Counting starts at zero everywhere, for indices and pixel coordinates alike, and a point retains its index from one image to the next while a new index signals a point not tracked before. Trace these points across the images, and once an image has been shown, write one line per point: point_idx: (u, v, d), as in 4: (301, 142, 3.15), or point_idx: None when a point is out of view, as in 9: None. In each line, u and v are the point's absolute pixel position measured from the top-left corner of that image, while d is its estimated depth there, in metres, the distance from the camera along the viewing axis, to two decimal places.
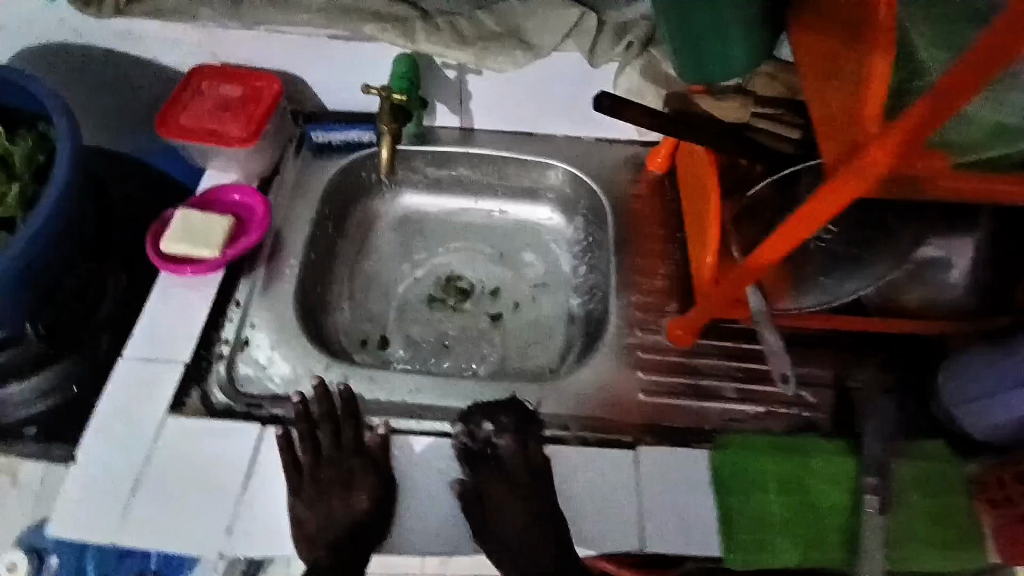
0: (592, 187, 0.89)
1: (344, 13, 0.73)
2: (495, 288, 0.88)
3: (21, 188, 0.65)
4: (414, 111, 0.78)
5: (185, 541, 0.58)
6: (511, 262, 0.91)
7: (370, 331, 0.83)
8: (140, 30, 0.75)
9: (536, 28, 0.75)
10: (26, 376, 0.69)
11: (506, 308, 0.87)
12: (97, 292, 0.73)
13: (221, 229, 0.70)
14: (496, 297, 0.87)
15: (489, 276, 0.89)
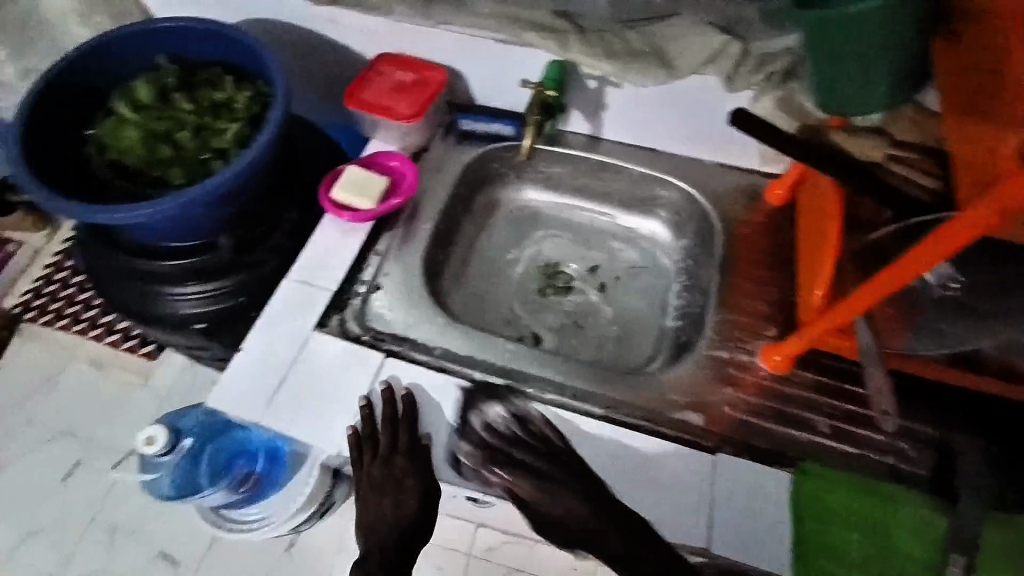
0: (706, 207, 0.93)
1: (513, 21, 0.83)
2: (595, 265, 0.98)
3: (237, 128, 0.79)
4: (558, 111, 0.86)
5: (312, 436, 0.72)
6: (597, 245, 0.99)
7: (523, 330, 0.91)
8: (341, 19, 0.90)
9: (681, 52, 0.80)
10: (208, 281, 0.84)
11: (607, 280, 0.96)
12: (272, 224, 0.85)
13: (376, 187, 0.82)
14: (595, 274, 0.97)
15: (581, 257, 0.98)
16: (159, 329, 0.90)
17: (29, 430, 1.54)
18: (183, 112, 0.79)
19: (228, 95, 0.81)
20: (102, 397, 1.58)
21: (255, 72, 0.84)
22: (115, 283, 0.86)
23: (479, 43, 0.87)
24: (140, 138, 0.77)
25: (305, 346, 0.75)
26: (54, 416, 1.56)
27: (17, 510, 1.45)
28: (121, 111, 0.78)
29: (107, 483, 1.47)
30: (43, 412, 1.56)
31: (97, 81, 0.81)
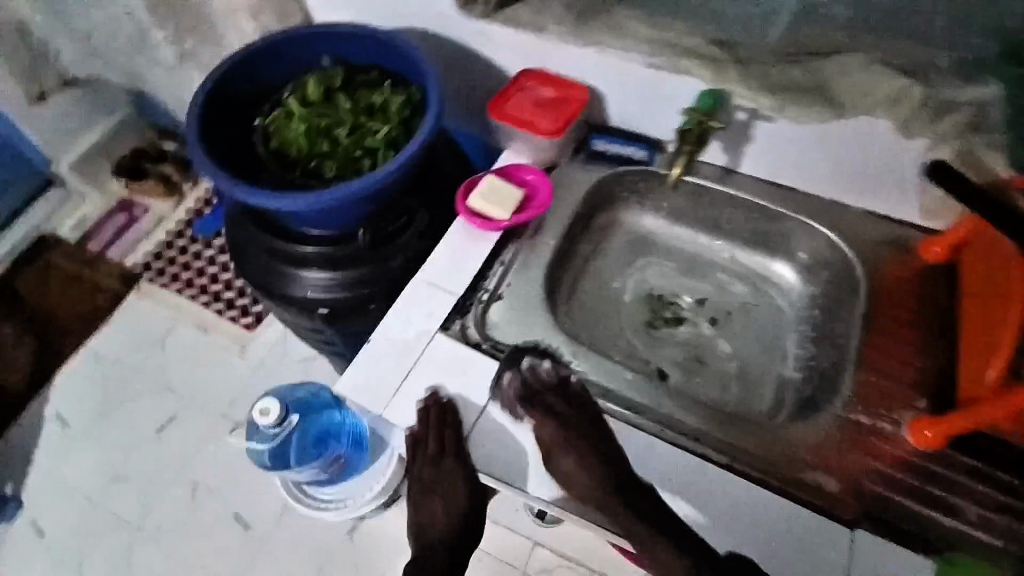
0: (848, 256, 0.87)
1: (669, 46, 0.82)
2: (702, 298, 0.94)
3: (389, 131, 0.83)
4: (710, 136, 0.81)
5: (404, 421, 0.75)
6: (704, 276, 0.96)
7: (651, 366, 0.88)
8: (492, 33, 0.94)
9: (848, 90, 0.75)
10: (337, 270, 0.87)
11: (719, 315, 0.93)
12: (405, 223, 0.88)
13: (513, 197, 0.84)
14: (704, 308, 0.93)
15: (686, 288, 0.95)
16: (284, 309, 0.94)
17: (135, 380, 1.67)
18: (343, 111, 0.84)
19: (384, 98, 0.85)
20: (201, 360, 1.68)
21: (410, 79, 0.88)
22: (255, 262, 0.91)
23: (628, 65, 0.86)
24: (304, 131, 0.82)
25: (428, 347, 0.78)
26: (157, 370, 1.68)
27: (116, 453, 1.57)
28: (290, 105, 0.83)
29: (196, 441, 1.57)
30: (149, 365, 1.68)
31: (269, 74, 0.86)
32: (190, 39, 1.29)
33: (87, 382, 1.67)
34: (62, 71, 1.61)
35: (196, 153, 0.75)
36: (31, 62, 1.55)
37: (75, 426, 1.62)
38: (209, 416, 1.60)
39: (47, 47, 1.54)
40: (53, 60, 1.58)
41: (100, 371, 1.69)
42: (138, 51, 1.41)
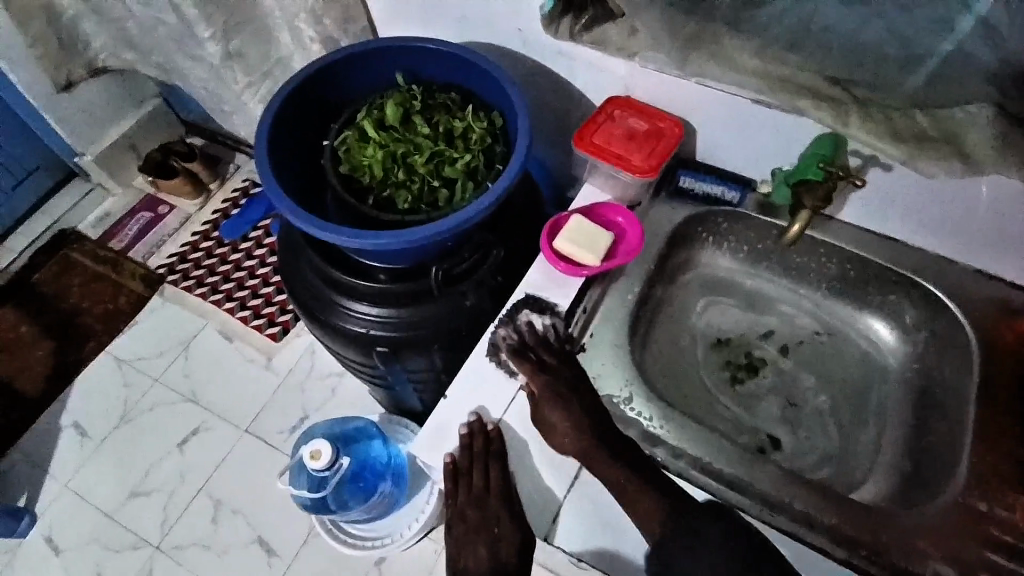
0: (957, 317, 0.80)
1: (783, 85, 0.74)
2: (771, 330, 0.89)
3: (472, 159, 0.77)
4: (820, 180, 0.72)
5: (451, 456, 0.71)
6: (765, 310, 0.90)
7: (762, 441, 0.80)
8: (577, 52, 0.87)
9: (982, 142, 0.68)
10: (403, 305, 0.81)
11: (789, 343, 0.88)
12: (480, 258, 0.80)
13: (604, 243, 0.76)
14: (773, 340, 0.88)
15: (751, 325, 0.89)
16: (338, 344, 0.88)
17: (156, 387, 1.60)
18: (421, 137, 0.77)
19: (465, 124, 0.78)
20: (225, 369, 1.62)
21: (490, 103, 0.82)
22: (313, 294, 0.84)
23: (729, 99, 0.79)
24: (380, 159, 0.75)
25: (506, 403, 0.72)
26: (179, 378, 1.61)
27: (137, 464, 1.52)
28: (364, 128, 0.76)
29: (219, 456, 1.51)
30: (170, 373, 1.62)
31: (339, 92, 0.81)
32: (236, 36, 1.22)
33: (108, 387, 1.62)
34: (92, 61, 1.53)
35: (267, 181, 0.69)
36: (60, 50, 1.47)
37: (94, 434, 1.56)
38: (233, 429, 1.54)
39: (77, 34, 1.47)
40: (82, 48, 1.50)
41: (121, 376, 1.63)
42: (177, 47, 1.35)
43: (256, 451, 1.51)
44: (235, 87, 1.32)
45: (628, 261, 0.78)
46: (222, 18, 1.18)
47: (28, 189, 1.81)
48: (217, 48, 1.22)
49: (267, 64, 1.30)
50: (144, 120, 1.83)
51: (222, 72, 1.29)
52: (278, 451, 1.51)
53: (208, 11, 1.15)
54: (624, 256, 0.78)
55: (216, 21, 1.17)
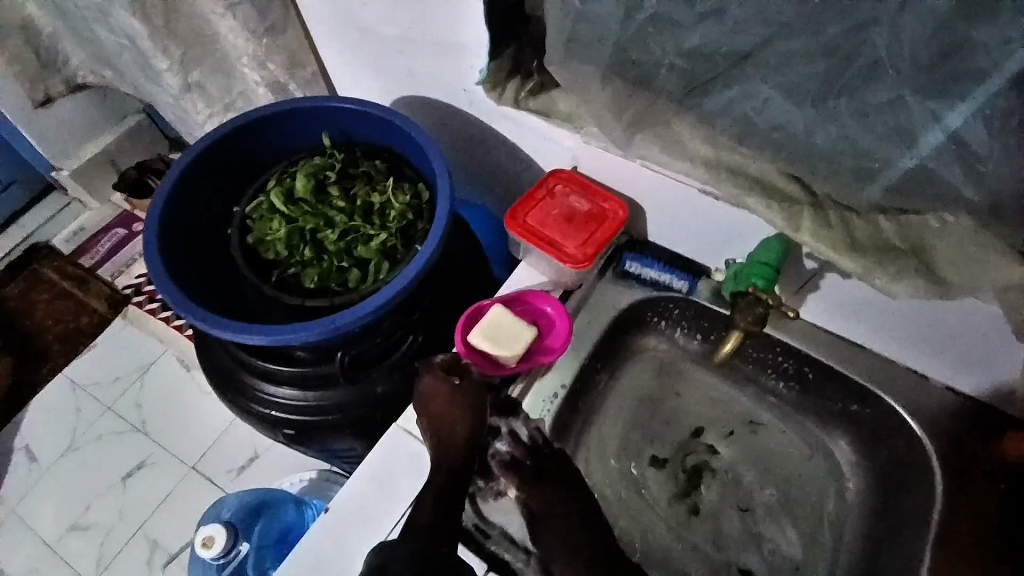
0: (920, 440, 0.71)
1: (731, 174, 0.63)
2: (700, 429, 0.81)
3: (386, 238, 0.70)
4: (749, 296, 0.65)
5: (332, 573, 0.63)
6: (716, 408, 0.82)
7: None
8: (521, 119, 0.80)
9: (954, 264, 0.57)
10: (307, 388, 0.74)
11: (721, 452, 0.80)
12: (395, 343, 0.74)
13: (526, 341, 0.70)
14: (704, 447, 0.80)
15: (687, 429, 0.81)
16: (247, 419, 0.81)
17: (104, 413, 1.47)
18: (334, 212, 0.71)
19: (385, 198, 0.72)
20: (179, 400, 1.48)
21: (418, 172, 0.76)
22: (219, 369, 0.78)
23: (677, 187, 0.72)
24: (285, 235, 0.69)
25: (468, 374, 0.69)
26: (130, 406, 1.48)
27: (75, 493, 1.40)
28: (272, 200, 0.70)
29: (160, 496, 1.38)
30: (122, 399, 1.48)
31: (253, 154, 0.76)
32: (194, 67, 1.09)
33: (56, 410, 1.49)
34: (73, 79, 1.24)
35: (151, 261, 0.63)
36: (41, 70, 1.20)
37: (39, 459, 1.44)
38: (179, 465, 1.41)
39: (56, 54, 1.19)
40: (63, 66, 1.21)
41: (71, 399, 1.49)
42: (142, 74, 1.17)
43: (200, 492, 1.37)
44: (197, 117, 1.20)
45: (551, 360, 0.72)
46: (178, 49, 1.05)
47: (14, 212, 1.66)
48: (176, 79, 1.09)
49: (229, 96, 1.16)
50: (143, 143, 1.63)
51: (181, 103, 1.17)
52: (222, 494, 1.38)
53: (162, 41, 1.03)
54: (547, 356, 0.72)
55: (172, 53, 1.05)
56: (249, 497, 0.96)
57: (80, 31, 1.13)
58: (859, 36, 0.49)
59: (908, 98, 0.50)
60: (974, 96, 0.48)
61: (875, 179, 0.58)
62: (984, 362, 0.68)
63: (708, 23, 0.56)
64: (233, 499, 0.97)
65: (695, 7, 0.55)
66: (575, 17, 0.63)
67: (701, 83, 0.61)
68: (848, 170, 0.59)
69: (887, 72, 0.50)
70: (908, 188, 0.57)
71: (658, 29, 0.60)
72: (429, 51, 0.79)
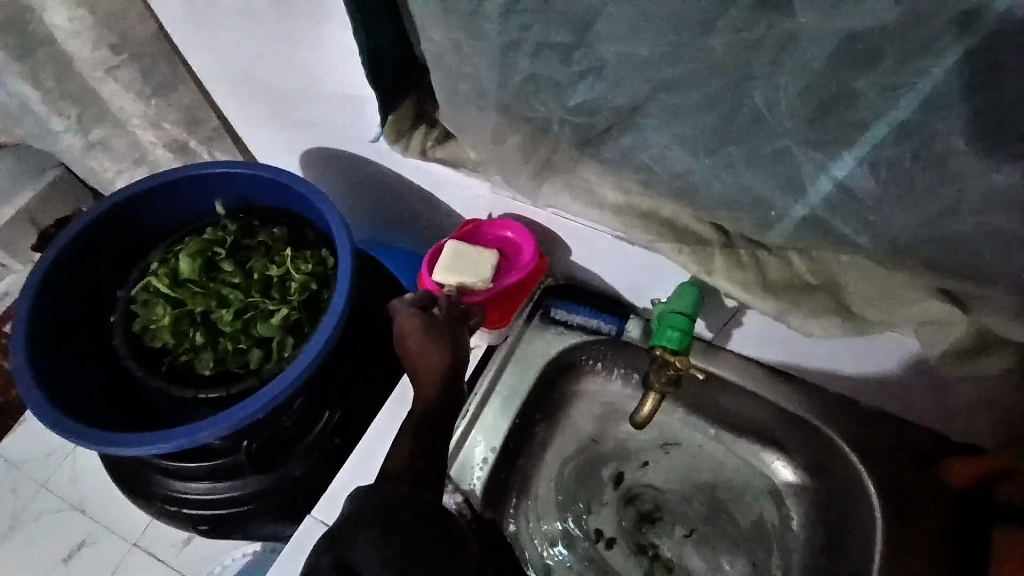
0: (858, 468, 0.69)
1: (646, 218, 0.63)
2: (622, 475, 0.77)
3: (288, 313, 0.66)
4: (663, 345, 0.63)
5: None
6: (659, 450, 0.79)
7: None
8: (430, 170, 0.76)
9: (863, 297, 0.57)
10: (216, 479, 0.68)
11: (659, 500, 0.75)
12: (311, 420, 0.70)
13: (490, 264, 0.68)
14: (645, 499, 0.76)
15: (628, 486, 0.77)
16: (162, 516, 0.75)
17: (38, 492, 1.13)
18: (228, 289, 0.67)
19: (284, 270, 0.68)
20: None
21: (323, 236, 0.71)
22: (123, 466, 0.73)
23: (593, 234, 0.69)
24: (171, 321, 0.64)
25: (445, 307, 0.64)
26: (67, 481, 1.15)
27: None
28: (156, 284, 0.65)
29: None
30: (58, 473, 1.14)
31: (138, 231, 0.71)
32: (96, 128, 0.91)
33: None
34: None
35: (19, 372, 0.58)
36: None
37: None
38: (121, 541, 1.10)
39: None
40: None
41: (5, 481, 1.15)
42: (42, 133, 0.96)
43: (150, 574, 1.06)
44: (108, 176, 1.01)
45: (524, 277, 0.70)
46: (74, 108, 0.87)
47: None
48: (76, 139, 0.92)
49: (139, 152, 0.97)
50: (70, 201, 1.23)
51: (87, 163, 0.98)
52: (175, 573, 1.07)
53: (55, 103, 0.86)
54: (511, 274, 0.71)
55: (68, 113, 0.88)
56: None
57: None
58: (738, 88, 0.47)
59: (793, 147, 0.48)
60: (857, 145, 0.46)
61: (777, 226, 0.55)
62: (911, 387, 0.66)
63: (588, 80, 0.53)
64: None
65: (571, 66, 0.52)
66: (455, 75, 0.60)
67: (598, 134, 0.58)
68: (751, 219, 0.56)
69: (770, 122, 0.48)
70: (807, 237, 0.55)
71: (541, 87, 0.56)
72: (326, 105, 0.75)
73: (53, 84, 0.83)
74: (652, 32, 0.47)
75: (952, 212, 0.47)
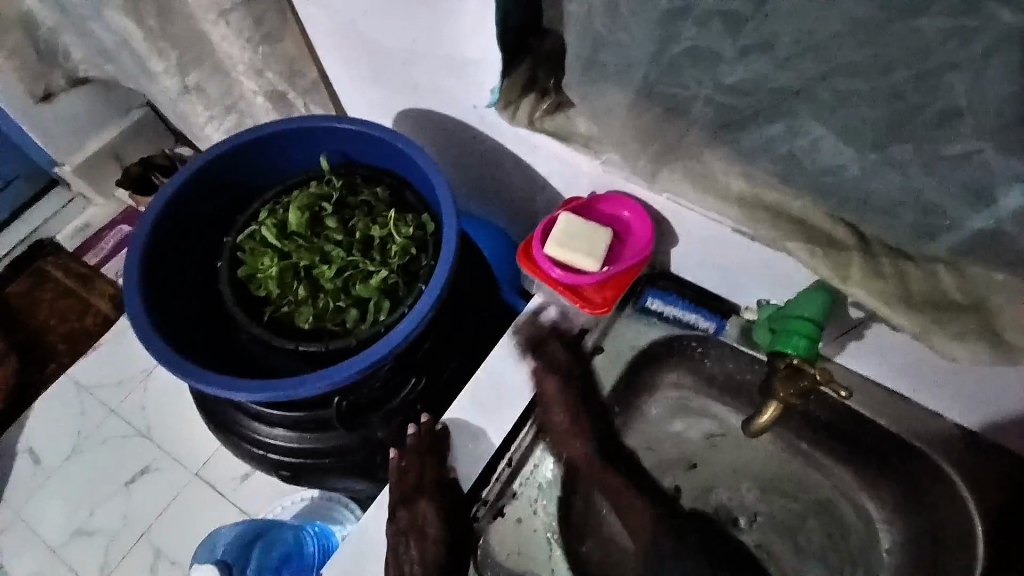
0: (960, 495, 0.64)
1: (772, 217, 0.57)
2: (679, 489, 0.74)
3: (387, 276, 0.65)
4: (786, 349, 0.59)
5: None
6: (743, 460, 0.74)
7: None
8: (536, 140, 0.72)
9: (1021, 323, 0.51)
10: (302, 430, 0.70)
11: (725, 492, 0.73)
12: (398, 385, 0.69)
13: (604, 241, 0.64)
14: (722, 502, 0.73)
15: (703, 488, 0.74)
16: (242, 456, 0.77)
17: (109, 418, 1.17)
18: (330, 246, 0.66)
19: (386, 232, 0.67)
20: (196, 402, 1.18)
21: (425, 201, 0.70)
22: (211, 406, 0.74)
23: (711, 226, 0.64)
24: (277, 273, 0.64)
25: (424, 503, 0.64)
26: (132, 410, 1.18)
27: (67, 499, 1.12)
28: (264, 233, 0.66)
29: (162, 504, 1.10)
30: (128, 403, 1.18)
31: (243, 180, 0.71)
32: (194, 71, 0.90)
33: (57, 418, 1.19)
34: (77, 74, 1.05)
35: (131, 307, 0.59)
36: (42, 66, 1.00)
37: (46, 462, 1.15)
38: (180, 473, 1.12)
39: (59, 49, 0.99)
40: (64, 60, 1.02)
41: (77, 404, 1.19)
42: (140, 72, 0.96)
43: (208, 508, 1.09)
44: (197, 120, 1.00)
45: (640, 260, 0.65)
46: (174, 49, 0.87)
47: (16, 211, 1.32)
48: (171, 82, 0.92)
49: (230, 98, 0.95)
50: (152, 136, 1.26)
51: (179, 105, 0.98)
52: (229, 507, 1.09)
53: (158, 42, 0.85)
54: (627, 255, 0.66)
55: (166, 54, 0.87)
56: (249, 525, 0.93)
57: (81, 24, 0.94)
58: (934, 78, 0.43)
59: (988, 151, 0.44)
60: None
61: (940, 236, 0.51)
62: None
63: (751, 58, 0.50)
64: (232, 527, 0.94)
65: (737, 41, 0.49)
66: (595, 44, 0.57)
67: (741, 117, 0.54)
68: (905, 225, 0.52)
69: (965, 120, 0.44)
70: (974, 249, 0.50)
71: (694, 62, 0.53)
72: (436, 67, 0.72)
73: (158, 23, 0.83)
74: (849, 8, 0.43)
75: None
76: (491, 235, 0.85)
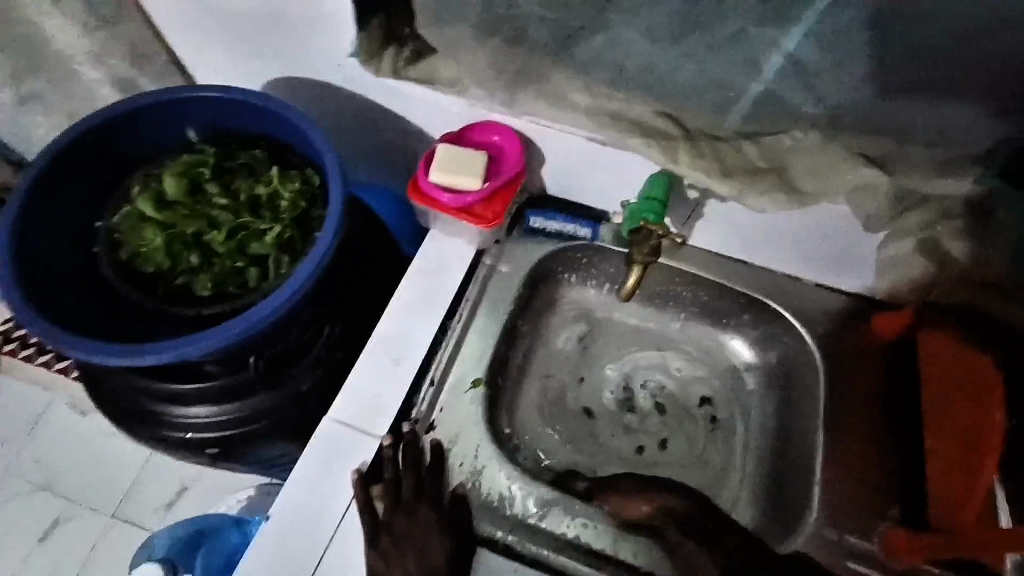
0: (799, 327, 0.78)
1: (613, 120, 0.67)
2: (589, 408, 0.82)
3: (282, 231, 0.67)
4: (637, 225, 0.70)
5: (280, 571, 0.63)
6: (636, 345, 0.85)
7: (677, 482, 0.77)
8: (403, 91, 0.75)
9: (806, 172, 0.64)
10: (223, 401, 0.70)
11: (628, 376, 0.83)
12: (314, 334, 0.72)
13: (479, 161, 0.71)
14: (625, 381, 0.83)
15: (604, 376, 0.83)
16: (166, 450, 0.76)
17: (3, 477, 1.07)
18: (217, 211, 0.67)
19: (272, 189, 0.68)
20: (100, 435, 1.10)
21: (305, 157, 0.72)
22: (119, 401, 0.72)
23: (570, 141, 0.72)
24: (164, 244, 0.64)
25: (422, 513, 0.66)
26: (28, 461, 1.08)
27: None
28: (141, 207, 0.66)
29: (86, 549, 1.03)
30: (20, 457, 1.08)
31: (111, 164, 0.70)
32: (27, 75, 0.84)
33: None
34: None
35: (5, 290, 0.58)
36: None
37: None
38: (98, 513, 1.05)
39: None
40: None
41: None
42: None
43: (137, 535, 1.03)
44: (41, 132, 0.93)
45: (515, 174, 0.73)
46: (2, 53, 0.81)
47: None
48: None
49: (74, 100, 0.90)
50: None
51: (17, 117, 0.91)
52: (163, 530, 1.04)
53: None
54: (504, 172, 0.73)
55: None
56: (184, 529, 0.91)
57: None
58: None
59: (749, 29, 0.58)
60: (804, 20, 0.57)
61: (734, 108, 0.65)
62: (848, 262, 0.76)
63: None
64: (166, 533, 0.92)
65: None
66: None
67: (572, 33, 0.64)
68: (709, 105, 0.65)
69: None
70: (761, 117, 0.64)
71: None
72: (290, 29, 0.74)
73: None
74: None
75: (880, 66, 0.58)
76: (386, 199, 0.89)
